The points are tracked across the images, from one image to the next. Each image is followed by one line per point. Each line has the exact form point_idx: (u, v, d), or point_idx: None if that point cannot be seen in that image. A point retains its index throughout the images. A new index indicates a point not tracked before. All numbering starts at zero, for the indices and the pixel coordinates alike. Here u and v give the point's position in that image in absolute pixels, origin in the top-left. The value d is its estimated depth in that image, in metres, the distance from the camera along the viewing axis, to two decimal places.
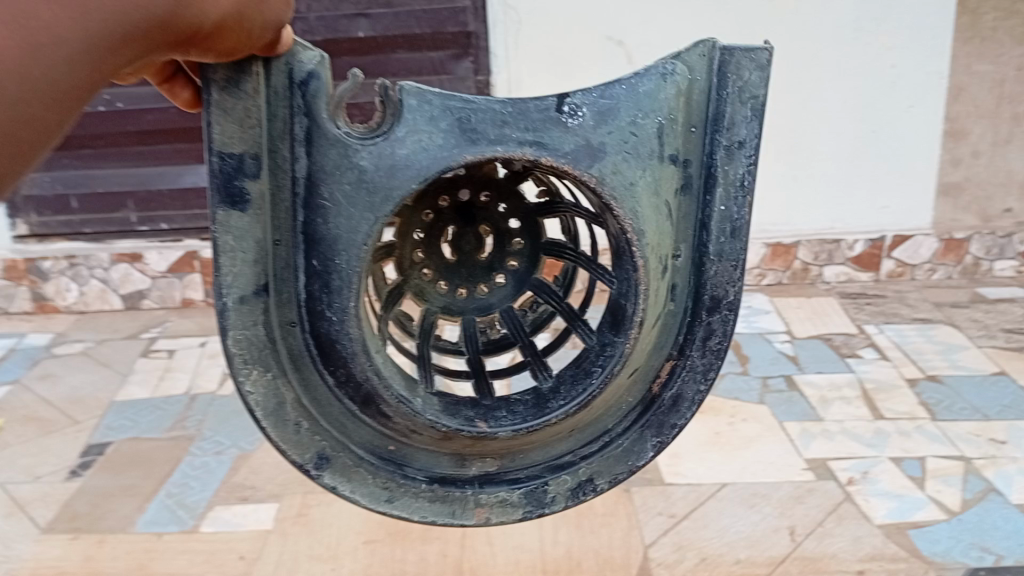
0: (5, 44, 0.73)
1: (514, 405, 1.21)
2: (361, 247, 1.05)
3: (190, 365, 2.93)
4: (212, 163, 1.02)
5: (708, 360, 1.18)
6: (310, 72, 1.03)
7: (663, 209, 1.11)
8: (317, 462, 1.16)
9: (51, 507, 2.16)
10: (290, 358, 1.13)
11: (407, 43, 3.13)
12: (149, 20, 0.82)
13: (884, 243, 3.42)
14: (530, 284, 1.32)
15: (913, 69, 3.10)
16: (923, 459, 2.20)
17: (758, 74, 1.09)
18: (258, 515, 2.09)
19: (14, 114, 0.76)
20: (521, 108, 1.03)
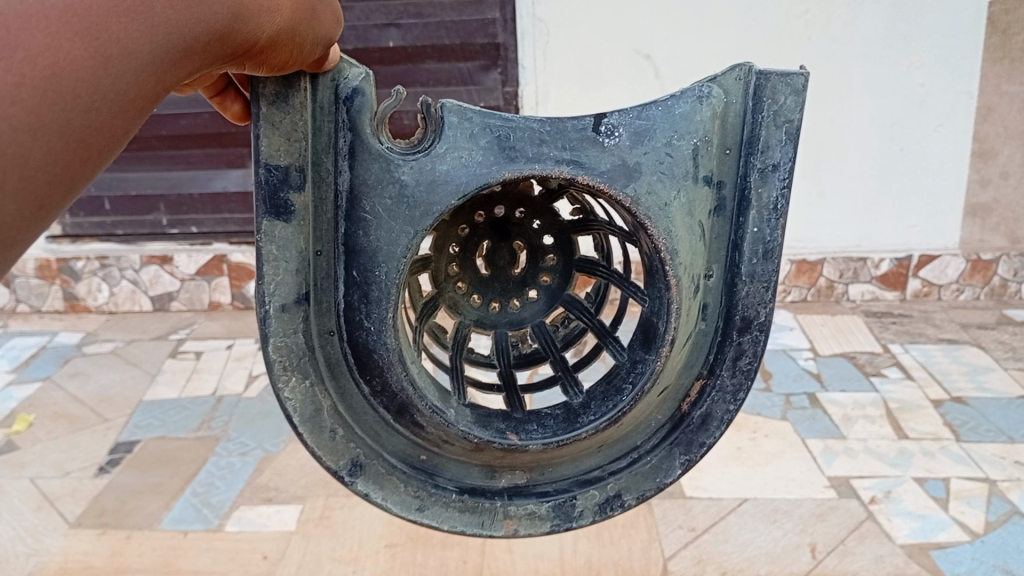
0: (78, 55, 0.74)
1: (544, 418, 1.16)
2: (401, 259, 1.02)
3: (217, 366, 2.97)
4: (259, 174, 1.01)
5: (738, 381, 1.15)
6: (355, 88, 1.01)
7: (696, 230, 1.08)
8: (351, 469, 1.13)
9: (80, 502, 2.20)
10: (328, 365, 1.10)
11: (436, 54, 3.17)
12: (210, 33, 0.83)
13: (910, 262, 3.41)
14: (561, 301, 1.31)
15: (942, 88, 3.09)
16: (947, 480, 2.18)
17: (794, 98, 1.06)
18: (282, 516, 2.11)
19: (86, 121, 0.77)
20: (558, 127, 1.00)
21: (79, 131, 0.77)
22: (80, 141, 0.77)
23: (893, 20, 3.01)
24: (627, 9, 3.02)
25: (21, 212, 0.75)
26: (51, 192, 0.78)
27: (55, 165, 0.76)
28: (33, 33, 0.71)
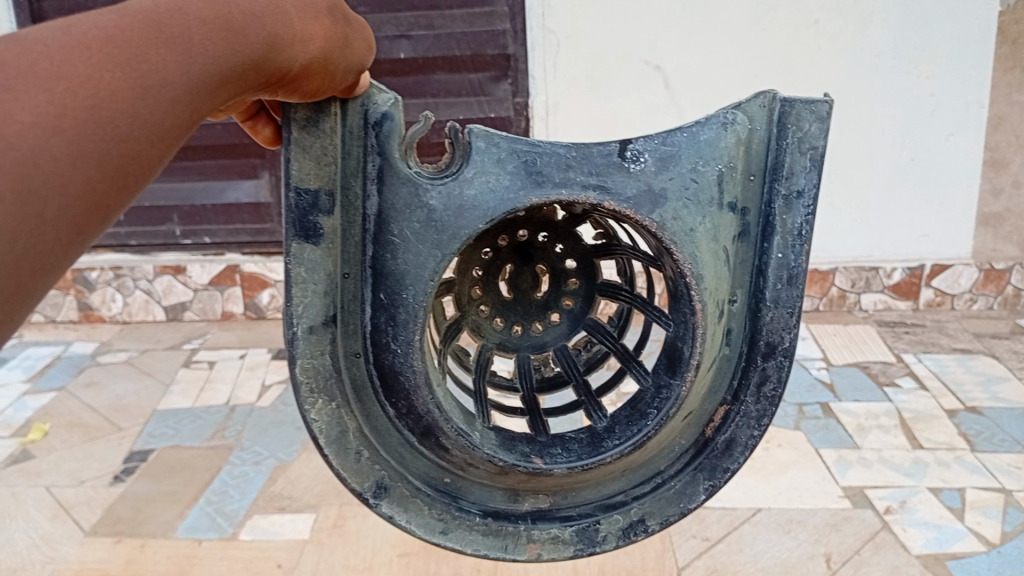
0: (113, 76, 0.66)
1: (568, 442, 1.14)
2: (429, 283, 1.01)
3: (230, 376, 2.99)
4: (288, 198, 0.99)
5: (762, 407, 1.13)
6: (384, 113, 1.00)
7: (721, 256, 1.07)
8: (375, 491, 1.11)
9: (95, 511, 2.21)
10: (354, 389, 1.08)
11: (447, 65, 3.19)
12: (245, 62, 0.78)
13: (923, 272, 3.40)
14: (583, 324, 1.30)
15: (954, 98, 3.09)
16: (963, 490, 2.18)
17: (818, 125, 1.05)
18: (295, 525, 2.12)
19: (122, 148, 0.66)
20: (584, 153, 0.99)
21: (117, 157, 0.66)
22: (117, 170, 0.66)
23: (904, 30, 3.01)
24: (637, 20, 3.03)
25: (56, 253, 0.62)
26: (84, 232, 0.65)
27: (95, 197, 0.65)
28: (62, 58, 0.63)
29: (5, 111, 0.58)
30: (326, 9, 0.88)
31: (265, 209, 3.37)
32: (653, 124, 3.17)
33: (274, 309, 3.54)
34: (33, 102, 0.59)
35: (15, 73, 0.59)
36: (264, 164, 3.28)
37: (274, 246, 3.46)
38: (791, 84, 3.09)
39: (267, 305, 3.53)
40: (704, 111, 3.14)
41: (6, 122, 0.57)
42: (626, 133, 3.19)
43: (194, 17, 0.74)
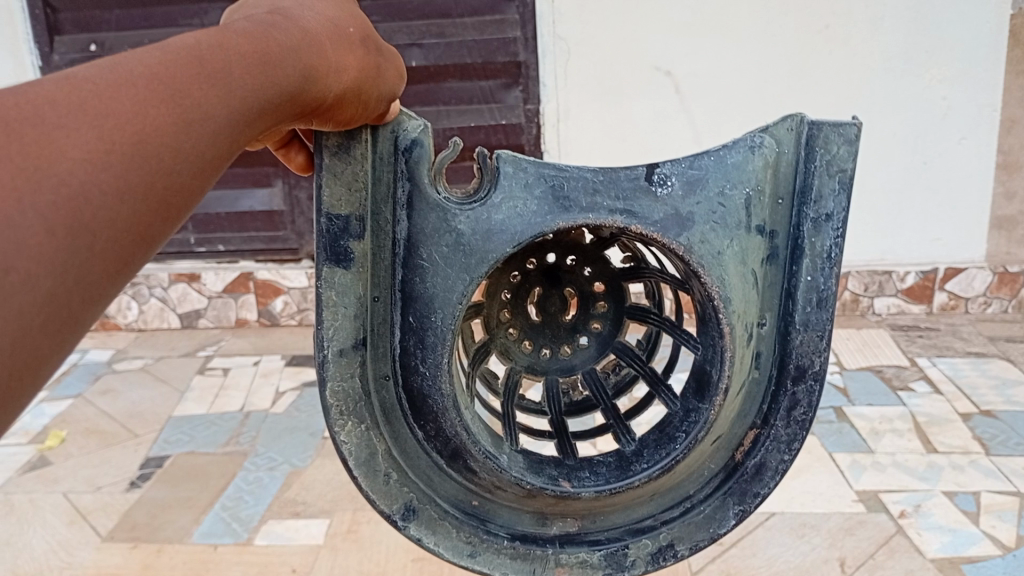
0: (159, 113, 0.67)
1: (596, 466, 1.12)
2: (457, 307, 0.99)
3: (244, 382, 3.01)
4: (319, 223, 1.00)
5: (792, 431, 1.10)
6: (414, 140, 0.99)
7: (750, 278, 1.04)
8: (404, 513, 1.08)
9: (112, 516, 2.23)
10: (383, 411, 1.06)
11: (458, 73, 3.22)
12: (283, 95, 0.78)
13: (936, 276, 3.39)
14: (612, 348, 1.25)
15: (965, 101, 3.09)
16: (978, 494, 2.16)
17: (847, 148, 1.02)
18: (310, 530, 2.13)
19: (167, 181, 0.67)
20: (611, 177, 0.98)
21: (160, 190, 0.67)
22: (162, 203, 0.67)
23: (914, 35, 3.01)
24: (647, 26, 3.04)
25: (102, 287, 0.63)
26: (129, 264, 0.65)
27: (140, 231, 0.65)
28: (108, 94, 0.64)
29: (54, 148, 0.59)
30: (358, 40, 0.89)
31: (278, 217, 3.39)
32: (663, 129, 3.18)
33: (287, 316, 3.56)
34: (81, 139, 0.61)
35: (64, 111, 0.61)
36: (276, 172, 3.31)
37: (288, 253, 3.48)
38: (802, 89, 3.09)
39: (280, 312, 3.55)
40: (715, 116, 3.14)
41: (52, 160, 0.59)
42: (636, 139, 3.20)
43: (235, 51, 0.75)
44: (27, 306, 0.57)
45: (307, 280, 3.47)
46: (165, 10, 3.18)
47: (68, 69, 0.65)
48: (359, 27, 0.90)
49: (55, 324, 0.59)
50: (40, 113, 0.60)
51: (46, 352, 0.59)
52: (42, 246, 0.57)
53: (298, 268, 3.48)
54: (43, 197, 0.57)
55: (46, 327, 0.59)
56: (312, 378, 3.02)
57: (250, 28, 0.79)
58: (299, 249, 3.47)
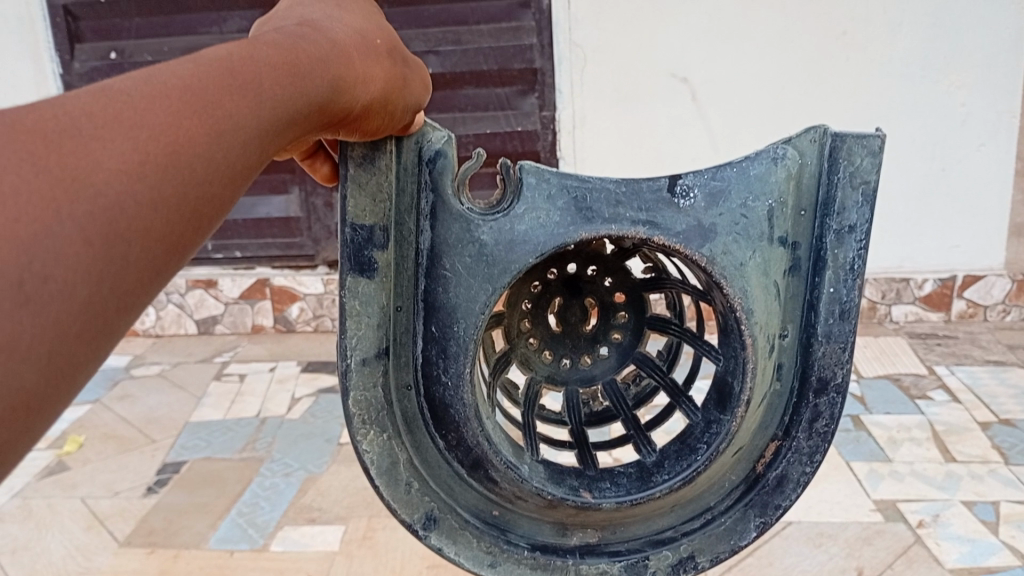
0: (193, 123, 0.66)
1: (617, 476, 1.11)
2: (480, 316, 1.00)
3: (260, 389, 3.02)
4: (344, 233, 1.00)
5: (814, 443, 1.09)
6: (438, 150, 1.00)
7: (772, 290, 1.04)
8: (425, 522, 1.08)
9: (129, 521, 2.24)
10: (405, 420, 1.06)
11: (474, 80, 3.23)
12: (310, 104, 0.79)
13: (955, 283, 3.36)
14: (632, 358, 1.23)
15: (984, 107, 3.07)
16: (997, 504, 2.14)
17: (870, 160, 1.02)
18: (326, 537, 2.13)
19: (200, 190, 0.67)
20: (634, 188, 0.99)
21: (194, 200, 0.66)
22: (195, 213, 0.66)
23: (933, 41, 2.99)
24: (663, 33, 3.04)
25: (136, 296, 0.62)
26: (162, 274, 0.65)
27: (173, 240, 0.65)
28: (143, 106, 0.64)
29: (92, 159, 0.58)
30: (385, 52, 0.91)
31: (295, 223, 3.40)
32: (679, 136, 3.17)
33: (303, 323, 3.57)
34: (118, 150, 0.60)
35: (101, 122, 0.60)
36: (293, 179, 3.33)
37: (304, 260, 3.49)
38: (819, 95, 3.08)
39: (296, 318, 3.57)
40: (731, 123, 3.13)
41: (90, 171, 0.58)
42: (652, 145, 3.20)
43: (263, 62, 0.75)
44: (63, 315, 0.56)
45: (323, 286, 3.49)
46: (183, 18, 3.20)
47: (102, 81, 0.65)
48: (385, 39, 0.92)
49: (91, 333, 0.59)
50: (78, 125, 0.59)
51: (81, 362, 0.59)
52: (80, 255, 0.56)
53: (314, 275, 3.49)
54: (82, 208, 0.57)
55: (82, 336, 0.58)
56: (327, 385, 3.03)
57: (278, 40, 0.79)
58: (316, 256, 3.47)
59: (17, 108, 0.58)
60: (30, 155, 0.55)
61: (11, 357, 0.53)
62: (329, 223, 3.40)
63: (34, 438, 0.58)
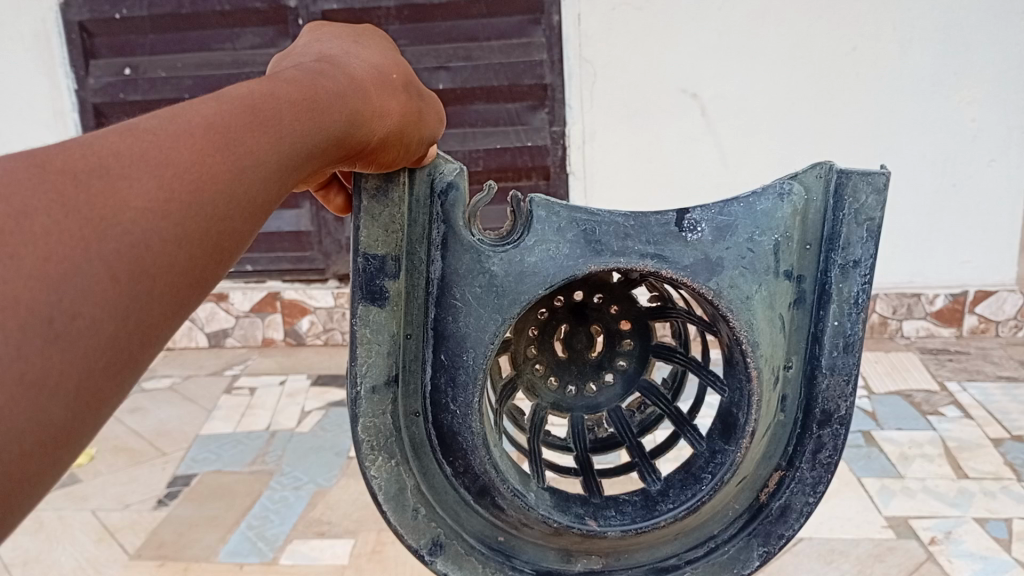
0: (215, 160, 0.67)
1: (622, 504, 1.11)
2: (489, 346, 0.99)
3: (270, 402, 3.03)
4: (356, 263, 1.00)
5: (818, 474, 1.09)
6: (451, 182, 1.01)
7: (777, 323, 1.04)
8: (431, 548, 1.08)
9: (140, 534, 2.25)
10: (413, 447, 1.06)
11: (484, 95, 3.25)
12: (330, 138, 0.80)
13: (966, 299, 3.35)
14: (637, 386, 1.22)
15: (995, 123, 3.06)
16: (1010, 521, 2.12)
17: (875, 197, 1.01)
18: (335, 550, 2.13)
19: (222, 226, 0.67)
20: (642, 221, 0.99)
21: (216, 236, 0.66)
22: (216, 249, 0.67)
23: (943, 57, 3.00)
24: (673, 49, 3.06)
25: (160, 331, 0.62)
26: (182, 309, 0.64)
27: (195, 274, 0.65)
28: (166, 145, 0.65)
29: (119, 197, 0.59)
30: (401, 85, 0.91)
31: (306, 237, 3.42)
32: (689, 152, 3.19)
33: (313, 336, 3.59)
34: (143, 188, 0.61)
35: (125, 162, 0.61)
36: (304, 193, 3.36)
37: (315, 274, 3.50)
38: (829, 111, 3.09)
39: (306, 332, 3.58)
40: (741, 138, 3.14)
41: (118, 210, 0.59)
42: (662, 160, 3.21)
43: (285, 98, 0.76)
44: (92, 348, 0.56)
45: (333, 300, 3.50)
46: (197, 35, 3.24)
47: (127, 122, 0.66)
48: (400, 73, 0.92)
49: (117, 366, 0.59)
50: (104, 164, 0.60)
51: (107, 394, 0.58)
52: (106, 291, 0.57)
53: (325, 288, 3.51)
54: (108, 245, 0.57)
55: (110, 368, 0.58)
56: (338, 399, 3.04)
57: (297, 78, 0.80)
58: (326, 269, 3.48)
59: (45, 149, 0.59)
60: (57, 195, 0.56)
61: (39, 390, 0.53)
62: (340, 237, 3.42)
63: (62, 472, 0.58)
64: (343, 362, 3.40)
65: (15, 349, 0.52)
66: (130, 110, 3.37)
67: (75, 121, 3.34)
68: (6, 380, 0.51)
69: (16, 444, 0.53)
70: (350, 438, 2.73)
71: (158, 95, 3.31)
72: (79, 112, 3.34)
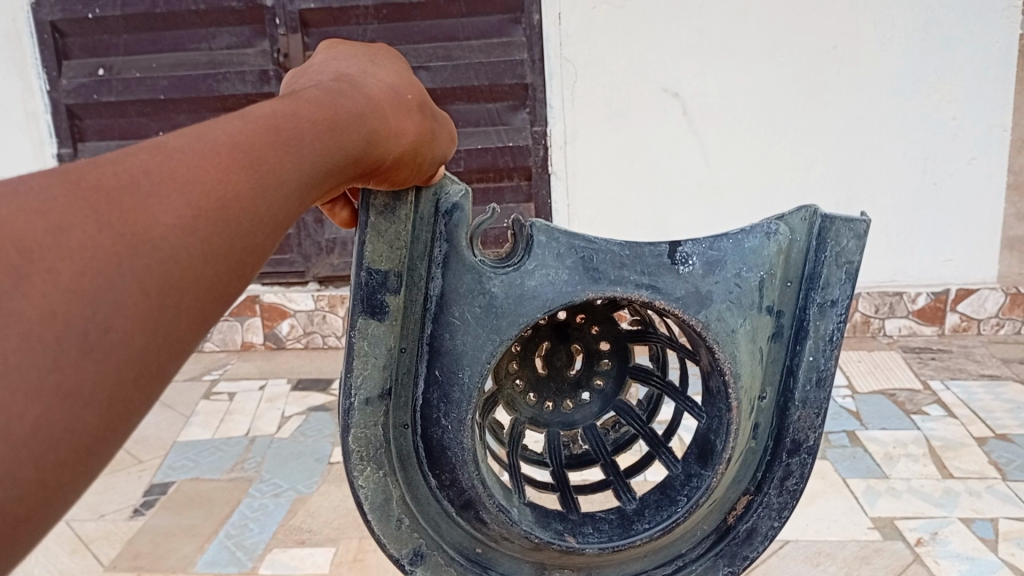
0: (239, 181, 0.62)
1: (599, 522, 1.09)
2: (485, 366, 0.96)
3: (250, 407, 2.99)
4: (358, 276, 0.96)
5: (784, 499, 1.07)
6: (455, 204, 0.97)
7: (757, 356, 1.02)
8: (412, 557, 1.04)
9: (115, 545, 2.20)
10: (400, 458, 1.02)
11: (465, 95, 3.21)
12: (348, 157, 0.75)
13: (948, 297, 3.35)
14: (613, 405, 1.19)
15: (975, 122, 3.07)
16: (995, 521, 2.12)
17: (856, 243, 1.00)
18: (315, 559, 2.09)
19: (244, 243, 0.61)
20: (637, 251, 0.96)
21: (241, 249, 0.60)
22: (241, 263, 0.61)
23: (924, 55, 3.00)
24: (654, 48, 3.04)
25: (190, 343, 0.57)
26: (207, 323, 0.58)
27: (220, 289, 0.58)
28: (195, 164, 0.59)
29: (149, 214, 0.53)
30: (416, 106, 0.88)
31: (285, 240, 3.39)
32: (672, 151, 3.17)
33: (294, 339, 3.54)
34: (173, 206, 0.55)
35: (156, 179, 0.56)
36: None
37: (295, 277, 3.45)
38: (811, 109, 3.08)
39: (286, 335, 3.54)
40: (724, 137, 3.14)
41: (148, 226, 0.53)
42: (644, 160, 3.19)
43: (306, 118, 0.72)
44: (125, 361, 0.51)
45: (314, 303, 3.46)
46: (173, 34, 3.19)
47: (154, 140, 0.60)
48: (415, 94, 0.89)
49: (147, 379, 0.53)
50: (135, 180, 0.54)
51: (136, 406, 0.53)
52: (138, 307, 0.51)
53: (305, 291, 3.47)
54: (141, 260, 0.52)
55: (140, 381, 0.52)
56: (319, 403, 3.00)
57: (316, 98, 0.76)
58: (306, 272, 3.43)
59: (74, 166, 0.54)
60: (94, 211, 0.51)
61: (74, 402, 0.48)
62: (319, 239, 3.39)
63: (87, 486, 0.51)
64: (323, 366, 3.35)
65: (50, 360, 0.47)
66: (103, 111, 3.30)
67: (48, 122, 3.28)
68: (40, 392, 0.46)
69: (51, 455, 0.47)
70: (330, 443, 2.69)
71: (132, 96, 3.24)
72: (51, 114, 3.27)
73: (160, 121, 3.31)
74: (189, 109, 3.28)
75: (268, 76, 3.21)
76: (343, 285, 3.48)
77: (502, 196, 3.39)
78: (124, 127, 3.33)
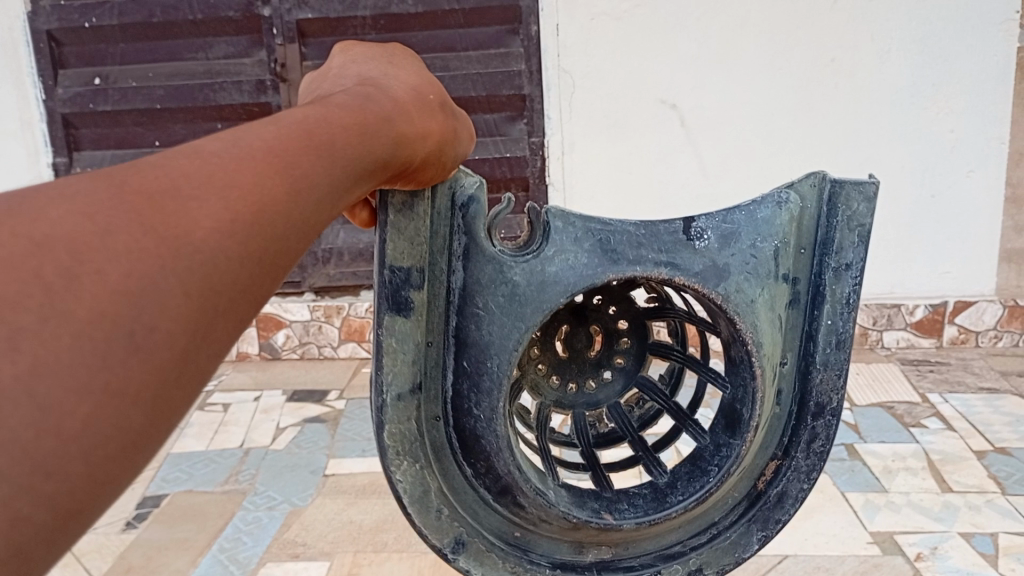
0: (276, 182, 0.60)
1: (633, 497, 1.07)
2: (514, 353, 0.95)
3: (244, 419, 2.97)
4: (382, 275, 0.94)
5: (812, 462, 1.06)
6: (471, 196, 0.95)
7: (776, 323, 1.01)
8: (454, 547, 1.01)
9: (106, 558, 2.17)
10: (433, 449, 1.00)
11: (463, 106, 3.19)
12: (378, 158, 0.74)
13: (946, 309, 3.32)
14: (637, 382, 1.17)
15: (973, 135, 3.07)
16: (995, 536, 2.10)
17: (866, 205, 1.00)
18: (309, 574, 2.07)
19: (279, 239, 0.59)
20: (652, 229, 0.95)
21: (275, 247, 0.58)
22: (276, 261, 0.59)
23: (922, 68, 3.00)
24: (652, 59, 3.05)
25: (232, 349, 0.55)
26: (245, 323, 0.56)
27: (256, 290, 0.57)
28: (232, 167, 0.57)
29: (190, 217, 0.52)
30: (438, 107, 0.86)
31: None
32: (670, 162, 3.17)
33: (289, 350, 3.52)
34: (212, 208, 0.53)
35: (195, 182, 0.54)
36: None
37: (291, 287, 3.44)
38: (808, 122, 3.08)
39: (281, 346, 3.52)
40: (722, 149, 3.14)
41: (188, 228, 0.51)
42: (641, 172, 3.19)
43: (338, 122, 0.70)
44: (167, 360, 0.49)
45: (310, 313, 3.45)
46: (170, 44, 3.19)
47: (189, 144, 0.58)
48: (437, 95, 0.87)
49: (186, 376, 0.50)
50: (174, 185, 0.53)
51: (177, 409, 0.51)
52: (183, 308, 0.50)
53: (301, 301, 3.46)
54: (184, 262, 0.50)
55: (182, 378, 0.50)
56: (314, 415, 2.98)
57: (345, 102, 0.74)
58: (302, 283, 3.42)
59: (114, 169, 0.52)
60: (135, 212, 0.49)
61: (122, 399, 0.47)
62: (317, 249, 3.37)
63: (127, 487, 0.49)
64: (319, 377, 3.33)
65: (95, 357, 0.45)
66: (99, 120, 3.28)
67: (43, 131, 3.26)
68: (86, 391, 0.45)
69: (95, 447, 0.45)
70: (325, 455, 2.68)
71: (128, 106, 3.22)
72: (47, 122, 3.25)
73: (156, 130, 3.30)
74: (184, 118, 3.27)
75: (265, 86, 3.19)
76: (339, 296, 3.45)
77: (498, 207, 3.33)
78: (119, 136, 3.31)
